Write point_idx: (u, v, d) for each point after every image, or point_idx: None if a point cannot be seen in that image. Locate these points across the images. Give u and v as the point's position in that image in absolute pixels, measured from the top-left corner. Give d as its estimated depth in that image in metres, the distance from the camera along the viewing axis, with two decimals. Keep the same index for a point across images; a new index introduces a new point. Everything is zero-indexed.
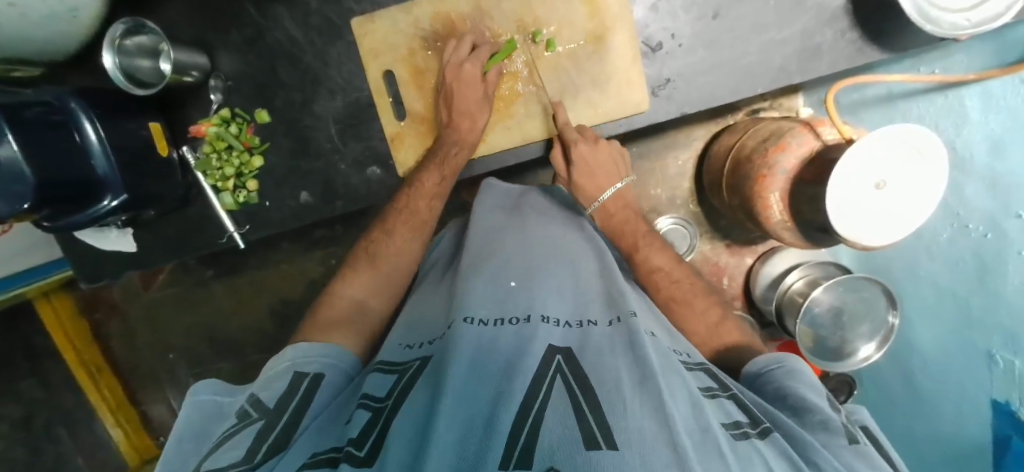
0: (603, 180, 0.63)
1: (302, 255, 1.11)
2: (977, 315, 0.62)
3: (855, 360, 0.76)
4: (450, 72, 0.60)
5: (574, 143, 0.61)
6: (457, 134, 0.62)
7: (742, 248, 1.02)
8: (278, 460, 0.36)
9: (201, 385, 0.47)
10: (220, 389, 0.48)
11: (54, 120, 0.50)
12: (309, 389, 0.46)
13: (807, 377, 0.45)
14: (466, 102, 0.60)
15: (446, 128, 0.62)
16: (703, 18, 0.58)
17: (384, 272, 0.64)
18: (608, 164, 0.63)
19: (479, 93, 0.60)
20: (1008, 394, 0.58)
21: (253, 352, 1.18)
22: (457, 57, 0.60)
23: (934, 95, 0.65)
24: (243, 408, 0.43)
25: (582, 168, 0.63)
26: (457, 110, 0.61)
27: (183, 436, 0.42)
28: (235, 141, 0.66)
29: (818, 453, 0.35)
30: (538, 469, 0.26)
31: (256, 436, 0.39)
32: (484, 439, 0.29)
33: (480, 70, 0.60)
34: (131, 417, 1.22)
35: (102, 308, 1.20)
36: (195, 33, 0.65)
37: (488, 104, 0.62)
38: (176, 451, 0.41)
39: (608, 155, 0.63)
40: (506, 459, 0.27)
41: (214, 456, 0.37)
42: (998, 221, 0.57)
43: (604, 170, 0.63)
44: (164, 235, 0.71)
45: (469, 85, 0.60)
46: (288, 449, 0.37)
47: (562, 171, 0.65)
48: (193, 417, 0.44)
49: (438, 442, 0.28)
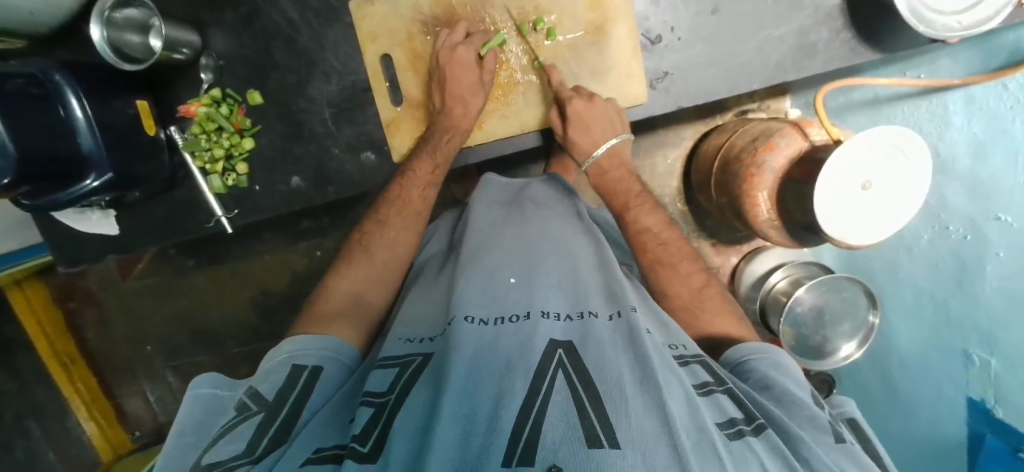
0: (599, 138, 0.62)
1: (286, 246, 1.10)
2: (955, 315, 0.64)
3: (835, 358, 0.80)
4: (442, 56, 0.60)
5: (568, 100, 0.59)
6: (450, 121, 0.61)
7: (728, 248, 1.04)
8: (281, 452, 0.36)
9: (203, 378, 0.46)
10: (220, 382, 0.46)
11: (35, 93, 0.48)
12: (309, 383, 0.45)
13: (791, 371, 0.48)
14: (461, 87, 0.60)
15: (439, 114, 0.62)
16: (702, 13, 0.59)
17: (379, 259, 0.63)
18: (602, 128, 0.61)
19: (474, 78, 0.60)
20: (983, 393, 0.60)
21: (234, 345, 1.16)
22: (451, 40, 0.60)
23: (919, 99, 0.67)
24: (241, 400, 0.43)
25: (577, 125, 0.60)
26: (448, 95, 0.60)
27: (183, 430, 0.41)
28: (225, 121, 0.64)
29: (809, 451, 0.36)
30: (540, 468, 0.26)
31: (257, 429, 0.39)
32: (487, 439, 0.29)
33: (475, 54, 0.60)
34: (105, 411, 1.19)
35: (78, 298, 1.16)
36: (187, 11, 0.64)
37: (483, 91, 0.61)
38: (176, 445, 0.40)
39: (602, 115, 0.61)
40: (509, 457, 0.27)
41: (214, 449, 0.36)
42: (978, 224, 0.58)
43: (600, 127, 0.61)
44: (148, 217, 0.69)
45: (464, 68, 0.59)
46: (289, 442, 0.38)
47: (556, 128, 0.63)
48: (194, 412, 0.43)
49: (440, 445, 0.29)
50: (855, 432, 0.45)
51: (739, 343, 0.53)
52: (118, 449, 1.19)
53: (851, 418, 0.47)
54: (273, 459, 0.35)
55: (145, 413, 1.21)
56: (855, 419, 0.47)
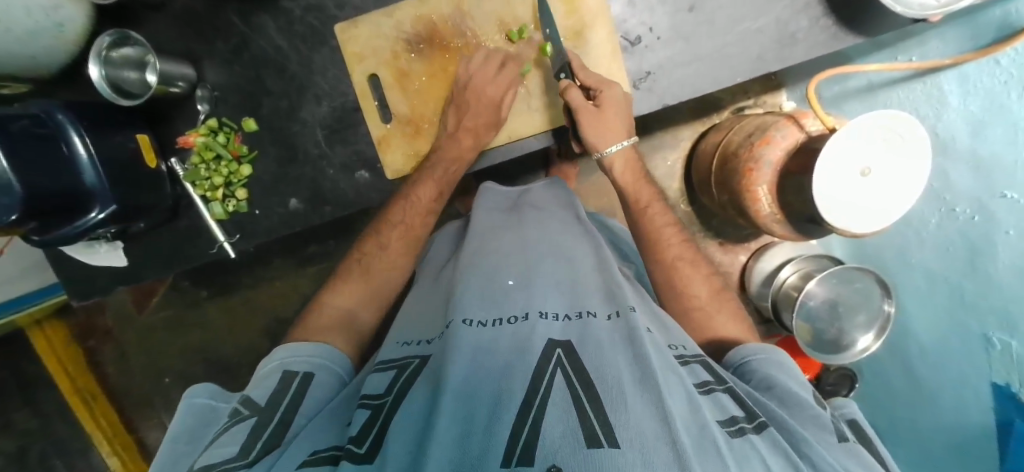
0: (615, 124, 0.59)
1: (295, 271, 1.11)
2: (970, 299, 0.62)
3: (854, 351, 0.76)
4: (471, 86, 0.60)
5: (601, 86, 0.58)
6: (458, 151, 0.63)
7: (735, 246, 1.03)
8: (277, 455, 0.37)
9: (196, 387, 0.47)
10: (215, 393, 0.47)
11: (41, 133, 0.50)
12: (301, 386, 0.46)
13: (792, 371, 0.47)
14: (475, 119, 0.61)
15: (445, 141, 0.63)
16: (679, 11, 0.59)
17: (374, 286, 0.63)
18: (620, 116, 0.59)
19: (489, 117, 0.62)
20: (1008, 377, 0.57)
21: (248, 373, 1.16)
22: (479, 75, 0.61)
23: (913, 82, 0.66)
24: (234, 407, 0.44)
25: (603, 113, 0.58)
26: (463, 125, 0.62)
27: (177, 436, 0.42)
28: (222, 150, 0.66)
29: (811, 449, 0.35)
30: (539, 468, 0.26)
31: (250, 432, 0.40)
32: (485, 440, 0.29)
33: (501, 93, 0.61)
34: (127, 444, 1.19)
35: (96, 335, 1.18)
36: (181, 46, 0.66)
37: (495, 130, 0.64)
38: (169, 452, 0.41)
39: (618, 101, 0.59)
40: (508, 458, 0.27)
41: (209, 452, 0.37)
42: (984, 203, 0.57)
43: (614, 122, 0.59)
44: (155, 247, 0.71)
45: (484, 107, 0.61)
46: (286, 444, 0.38)
47: (580, 113, 0.58)
48: (189, 419, 0.44)
49: (437, 448, 0.29)
50: (857, 434, 0.43)
51: (741, 344, 0.53)
52: None
53: (852, 419, 0.45)
54: (268, 461, 0.36)
55: None
56: (857, 421, 0.45)
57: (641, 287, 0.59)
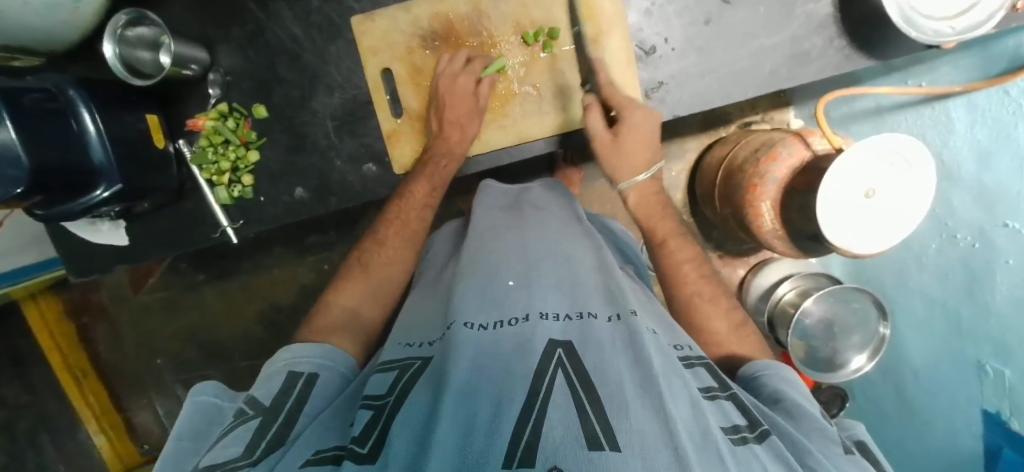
0: (639, 145, 0.60)
1: (295, 260, 1.11)
2: (966, 326, 0.62)
3: (846, 371, 0.78)
4: (443, 84, 0.61)
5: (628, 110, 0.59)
6: (446, 147, 0.63)
7: (735, 259, 1.03)
8: (283, 452, 0.37)
9: (204, 386, 0.47)
10: (222, 394, 0.47)
11: (50, 107, 0.50)
12: (305, 387, 0.46)
13: (801, 387, 0.47)
14: (455, 112, 0.62)
15: (434, 140, 0.64)
16: (695, 23, 0.59)
17: (374, 280, 0.63)
18: (647, 142, 0.60)
19: (470, 105, 0.62)
20: (999, 404, 0.58)
21: (241, 359, 1.16)
22: (451, 70, 0.62)
23: (922, 107, 0.67)
24: (239, 407, 0.44)
25: (632, 138, 0.59)
26: (447, 120, 0.62)
27: (183, 433, 0.42)
28: (231, 135, 0.66)
29: (815, 460, 0.36)
30: (540, 468, 0.26)
31: (254, 433, 0.40)
32: (487, 440, 0.29)
33: (473, 81, 0.61)
34: (116, 424, 1.19)
35: (90, 312, 1.17)
36: (196, 29, 0.66)
37: (479, 117, 0.63)
38: (175, 448, 0.40)
39: (648, 123, 0.59)
40: (509, 459, 0.27)
41: (213, 452, 0.37)
42: (985, 231, 0.57)
43: (643, 149, 0.61)
44: (157, 229, 0.71)
45: (461, 96, 0.61)
46: (290, 443, 0.39)
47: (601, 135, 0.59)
48: (193, 418, 0.44)
49: (438, 446, 0.29)
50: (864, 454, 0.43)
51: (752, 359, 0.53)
52: (128, 463, 1.20)
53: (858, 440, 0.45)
54: (273, 460, 0.36)
55: (154, 427, 1.20)
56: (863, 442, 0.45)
57: (643, 292, 0.58)
